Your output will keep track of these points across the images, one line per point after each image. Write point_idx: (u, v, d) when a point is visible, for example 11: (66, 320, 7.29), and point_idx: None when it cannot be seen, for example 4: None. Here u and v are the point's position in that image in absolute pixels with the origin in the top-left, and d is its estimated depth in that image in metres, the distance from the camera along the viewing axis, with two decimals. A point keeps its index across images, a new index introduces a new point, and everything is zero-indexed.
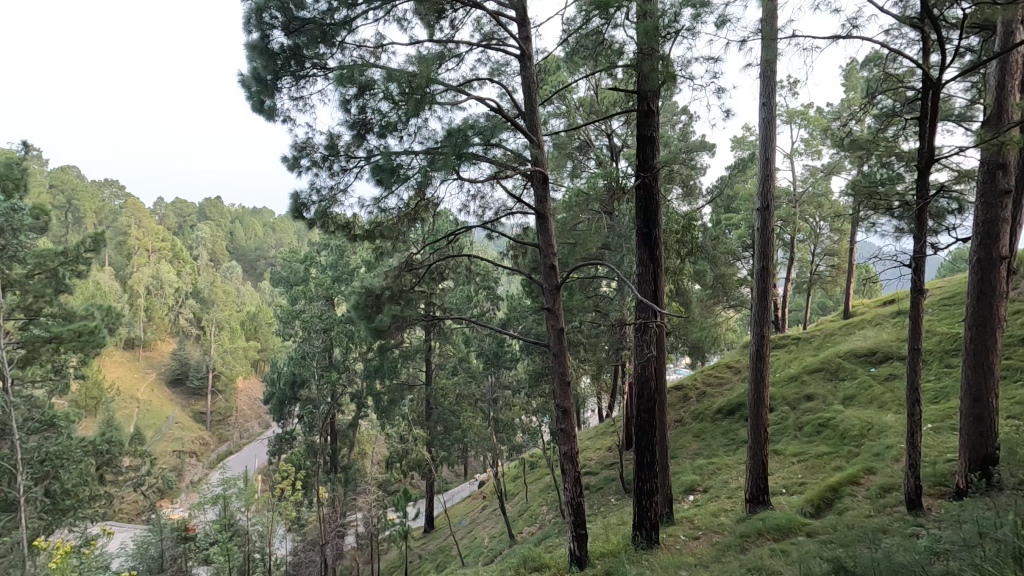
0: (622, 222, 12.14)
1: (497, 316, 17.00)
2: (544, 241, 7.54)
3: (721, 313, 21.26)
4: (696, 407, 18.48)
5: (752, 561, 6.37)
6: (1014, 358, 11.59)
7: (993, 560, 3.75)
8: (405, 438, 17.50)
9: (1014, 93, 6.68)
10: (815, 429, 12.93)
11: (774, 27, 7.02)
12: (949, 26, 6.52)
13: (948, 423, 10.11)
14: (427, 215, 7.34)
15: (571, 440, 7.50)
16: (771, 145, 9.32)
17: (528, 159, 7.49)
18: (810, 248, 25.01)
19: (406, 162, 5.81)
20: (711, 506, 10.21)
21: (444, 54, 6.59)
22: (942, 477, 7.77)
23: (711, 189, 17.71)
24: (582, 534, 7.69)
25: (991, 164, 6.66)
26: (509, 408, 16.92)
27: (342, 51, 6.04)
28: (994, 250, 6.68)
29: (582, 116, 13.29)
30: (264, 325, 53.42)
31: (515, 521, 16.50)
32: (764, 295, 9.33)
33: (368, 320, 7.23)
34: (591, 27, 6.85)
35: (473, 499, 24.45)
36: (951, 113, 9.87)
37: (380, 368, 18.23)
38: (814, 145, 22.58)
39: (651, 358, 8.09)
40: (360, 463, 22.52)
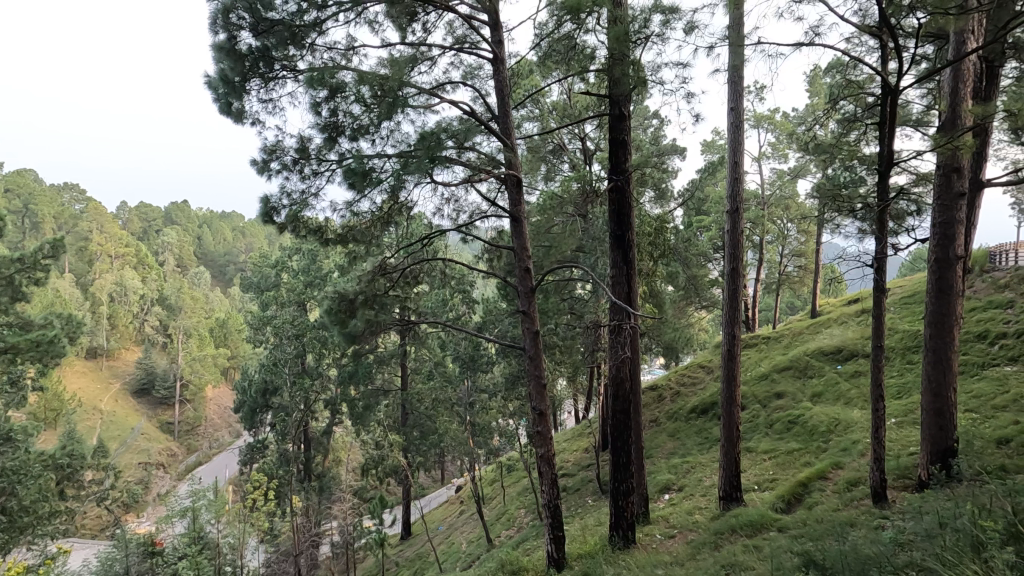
0: (596, 224, 12.24)
1: (473, 319, 16.97)
2: (519, 244, 7.55)
3: (694, 313, 21.63)
4: (670, 407, 18.75)
5: (727, 557, 6.48)
6: (971, 353, 12.07)
7: (953, 550, 3.90)
8: (381, 443, 17.29)
9: (967, 99, 6.96)
10: (785, 426, 13.25)
11: (741, 35, 7.20)
12: (905, 35, 6.76)
13: (911, 418, 10.45)
14: (400, 219, 7.29)
15: (548, 442, 7.49)
16: (739, 148, 9.54)
17: (501, 162, 7.50)
18: (778, 249, 25.65)
19: (379, 165, 5.74)
20: (686, 504, 10.36)
21: (416, 57, 6.57)
22: (905, 470, 8.04)
23: (683, 192, 18.05)
24: (560, 536, 7.71)
25: (947, 168, 6.92)
26: (486, 411, 16.84)
27: (313, 53, 5.96)
28: (950, 250, 6.95)
29: (556, 120, 13.45)
30: (234, 332, 52.26)
31: (492, 525, 16.46)
32: (735, 296, 9.51)
33: (341, 326, 7.10)
34: (562, 32, 6.93)
35: (451, 504, 24.35)
36: (909, 119, 10.26)
37: (355, 373, 18.03)
38: (781, 149, 23.22)
39: (626, 359, 8.16)
40: (335, 470, 22.22)
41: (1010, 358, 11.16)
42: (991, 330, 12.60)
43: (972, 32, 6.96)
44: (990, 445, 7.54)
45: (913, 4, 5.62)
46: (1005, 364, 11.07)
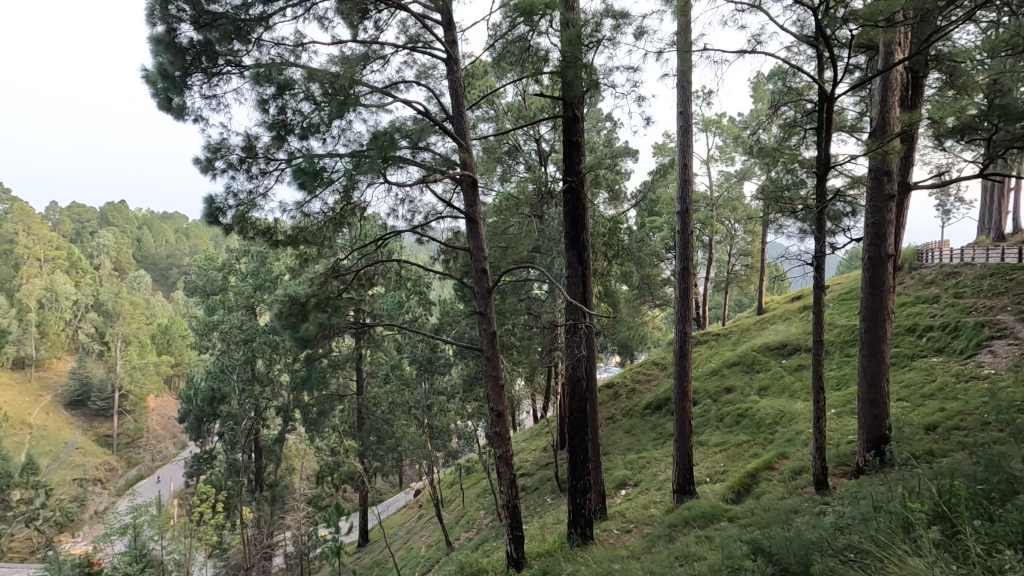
0: (552, 225, 12.35)
1: (429, 321, 16.80)
2: (475, 245, 7.52)
3: (647, 312, 22.17)
4: (626, 404, 19.14)
5: (680, 548, 6.65)
6: (902, 346, 12.84)
7: (885, 532, 4.14)
8: (336, 450, 16.83)
9: (895, 107, 7.39)
10: (734, 419, 13.74)
11: (688, 41, 7.42)
12: (840, 45, 7.11)
13: (849, 408, 11.02)
14: (353, 220, 7.13)
15: (506, 442, 7.48)
16: (688, 151, 9.82)
17: (456, 163, 7.45)
18: (727, 249, 26.58)
19: (330, 165, 5.59)
20: (642, 499, 10.58)
21: (369, 55, 6.44)
22: (844, 458, 8.47)
23: (636, 194, 18.46)
24: (519, 536, 7.72)
25: (878, 172, 7.34)
26: (444, 414, 16.67)
27: (259, 49, 5.76)
28: (882, 249, 7.38)
29: (511, 121, 13.48)
30: (178, 338, 49.94)
31: (452, 527, 16.35)
32: (686, 294, 9.80)
33: (292, 330, 6.87)
34: (516, 33, 6.95)
35: (410, 509, 24.05)
36: (844, 124, 10.83)
37: (308, 379, 17.53)
38: (727, 153, 24.09)
39: (582, 358, 8.26)
40: (288, 479, 21.57)
41: (936, 349, 11.93)
42: (919, 323, 13.46)
43: (899, 44, 7.40)
44: (919, 432, 8.05)
45: (847, 16, 5.89)
46: (931, 355, 11.83)
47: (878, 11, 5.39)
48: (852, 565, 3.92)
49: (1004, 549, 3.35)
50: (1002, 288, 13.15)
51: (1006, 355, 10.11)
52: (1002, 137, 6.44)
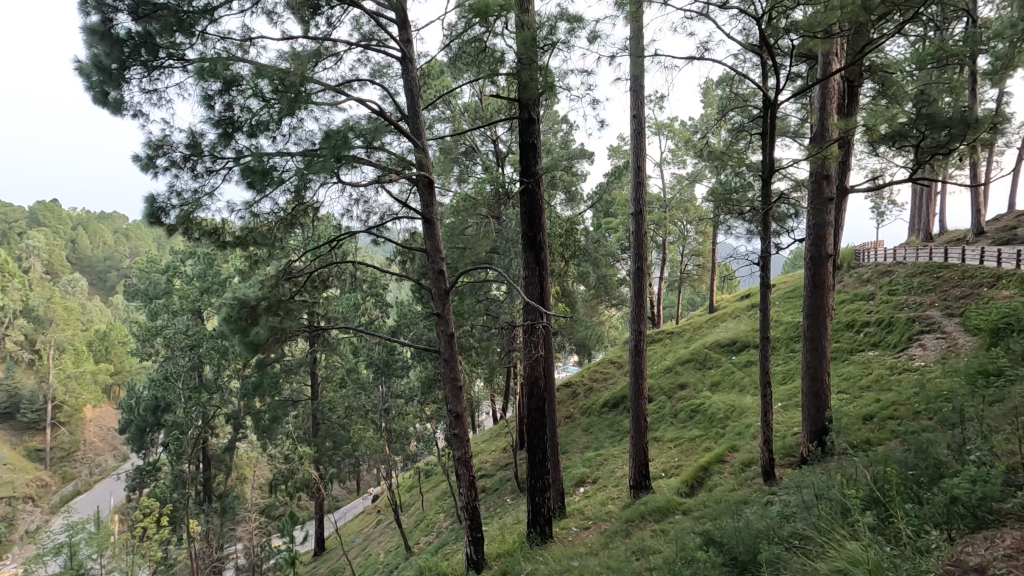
0: (509, 226, 12.39)
1: (386, 323, 16.55)
2: (432, 245, 7.45)
3: (604, 311, 22.56)
4: (584, 402, 19.42)
5: (637, 543, 6.79)
6: (842, 341, 13.53)
7: (826, 517, 4.36)
8: (290, 457, 16.29)
9: (833, 114, 7.79)
10: (688, 414, 14.14)
11: (641, 46, 7.59)
12: (783, 54, 7.40)
13: (794, 401, 11.51)
14: (305, 220, 6.94)
15: (464, 444, 7.44)
16: (642, 154, 10.04)
17: (412, 163, 7.37)
18: (680, 249, 27.37)
19: (280, 164, 5.41)
20: (600, 495, 10.74)
21: (320, 52, 6.29)
22: (790, 449, 8.85)
23: (592, 195, 18.75)
24: (479, 537, 7.70)
25: (818, 175, 7.72)
26: (403, 417, 16.43)
27: (204, 42, 5.53)
28: (823, 249, 7.77)
29: (468, 122, 13.45)
30: (118, 345, 47.38)
31: (411, 532, 16.14)
32: (640, 293, 10.02)
33: (242, 335, 6.58)
34: (472, 34, 6.93)
35: (368, 514, 23.66)
36: (787, 130, 11.34)
37: (260, 385, 16.98)
38: (679, 156, 24.80)
39: (540, 358, 8.29)
40: (239, 489, 20.83)
41: (872, 344, 12.62)
42: (857, 319, 14.22)
43: (836, 54, 7.80)
44: (857, 422, 8.51)
45: (788, 26, 6.15)
46: (868, 349, 12.50)
47: (817, 24, 5.65)
48: (795, 551, 4.10)
49: (930, 530, 3.59)
50: (930, 284, 14.04)
51: (934, 348, 10.79)
52: (929, 144, 6.88)
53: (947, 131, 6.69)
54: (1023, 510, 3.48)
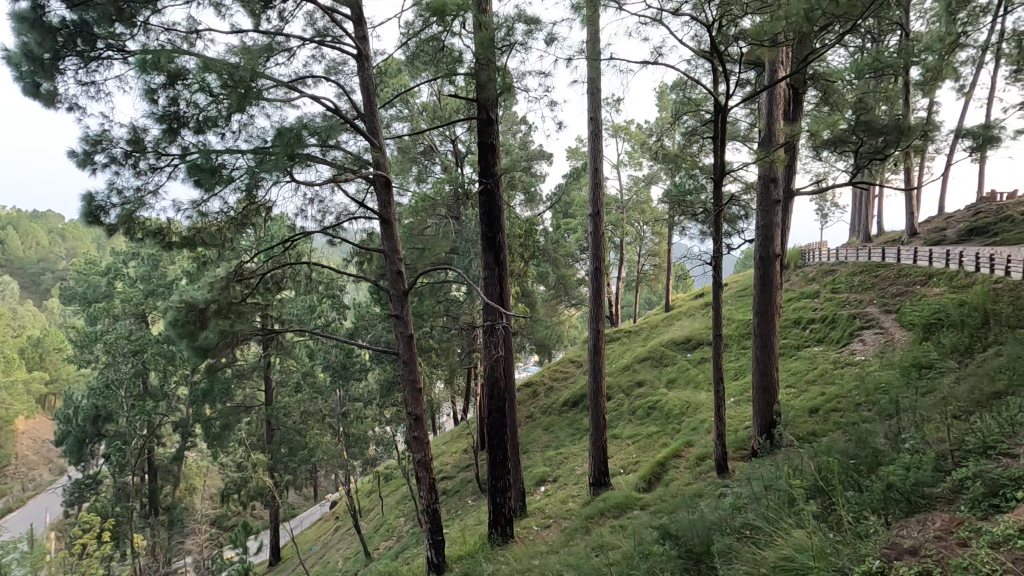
0: (468, 226, 12.36)
1: (344, 325, 16.22)
2: (390, 246, 7.32)
3: (564, 311, 22.78)
4: (544, 402, 19.57)
5: (596, 539, 6.88)
6: (789, 337, 14.10)
7: (774, 507, 4.54)
8: (242, 465, 15.72)
9: (780, 119, 8.11)
10: (645, 411, 14.44)
11: (597, 50, 7.70)
12: (733, 60, 7.64)
13: (745, 396, 11.94)
14: (257, 220, 6.71)
15: (425, 446, 7.35)
16: (599, 155, 10.18)
17: (369, 162, 7.22)
18: (636, 250, 27.95)
19: (230, 162, 5.20)
20: (561, 494, 10.83)
21: (272, 46, 6.09)
22: (741, 442, 9.16)
23: (551, 195, 18.93)
24: (440, 540, 7.61)
25: (766, 178, 8.02)
26: (361, 421, 16.11)
27: (147, 34, 5.27)
28: (771, 248, 8.07)
29: (426, 121, 13.35)
30: (53, 352, 44.66)
31: (370, 537, 15.86)
32: (598, 293, 10.17)
33: (189, 339, 6.30)
34: (429, 33, 6.86)
35: (325, 522, 23.10)
36: (736, 134, 11.75)
37: (210, 391, 16.28)
38: (635, 158, 25.33)
39: (500, 358, 8.28)
40: (188, 500, 19.96)
41: (817, 339, 13.21)
42: (803, 316, 14.87)
43: (782, 62, 8.13)
44: (804, 415, 8.88)
45: (737, 34, 6.37)
46: (814, 345, 13.07)
47: (763, 33, 5.88)
48: (746, 541, 4.25)
49: (869, 516, 3.78)
50: (869, 283, 14.82)
51: (874, 343, 11.37)
52: (867, 150, 7.24)
53: (883, 137, 7.07)
54: (951, 494, 3.71)
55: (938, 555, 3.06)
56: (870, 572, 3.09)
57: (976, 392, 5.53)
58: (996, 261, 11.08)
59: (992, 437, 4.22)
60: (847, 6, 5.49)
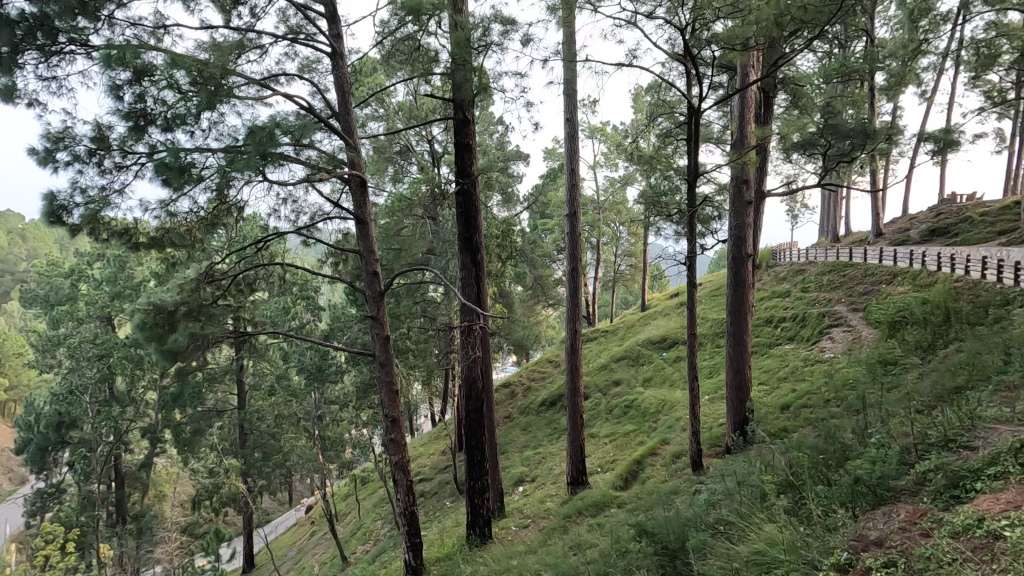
0: (445, 227, 12.30)
1: (319, 327, 15.99)
2: (366, 247, 7.23)
3: (541, 312, 22.88)
4: (522, 402, 19.61)
5: (574, 538, 6.91)
6: (762, 335, 14.38)
7: (747, 503, 4.62)
8: (214, 471, 15.36)
9: (751, 122, 8.26)
10: (622, 410, 14.57)
11: (573, 51, 7.74)
12: (706, 63, 7.75)
13: (719, 394, 12.14)
14: (228, 220, 6.56)
15: (402, 448, 7.27)
16: (575, 156, 10.23)
17: (344, 162, 7.12)
18: (613, 250, 28.22)
19: (199, 161, 5.06)
20: (539, 493, 10.86)
21: (244, 43, 5.96)
22: (716, 439, 9.32)
23: (528, 196, 18.98)
24: (418, 543, 7.55)
25: (738, 180, 8.17)
26: (337, 424, 15.89)
27: (112, 28, 5.10)
28: (743, 248, 8.22)
29: (402, 120, 13.24)
30: (12, 357, 43.02)
31: (347, 542, 15.68)
32: (575, 293, 10.22)
33: (158, 343, 6.12)
34: (405, 32, 6.80)
35: (301, 527, 22.75)
36: (710, 136, 11.94)
37: (180, 396, 15.84)
38: (612, 159, 25.56)
39: (477, 359, 8.25)
40: (158, 508, 19.43)
41: (788, 337, 13.51)
42: (774, 315, 15.19)
43: (753, 65, 8.28)
44: (776, 411, 9.07)
45: (709, 38, 6.46)
46: (785, 342, 13.35)
47: (735, 36, 5.97)
48: (719, 537, 4.33)
49: (837, 509, 3.88)
50: (838, 282, 15.22)
51: (842, 340, 11.68)
52: (835, 152, 7.43)
53: (850, 141, 7.26)
54: (914, 486, 3.83)
55: (902, 545, 3.15)
56: (839, 565, 3.17)
57: (938, 387, 5.73)
58: (955, 260, 11.50)
59: (953, 430, 4.37)
60: (815, 11, 5.61)
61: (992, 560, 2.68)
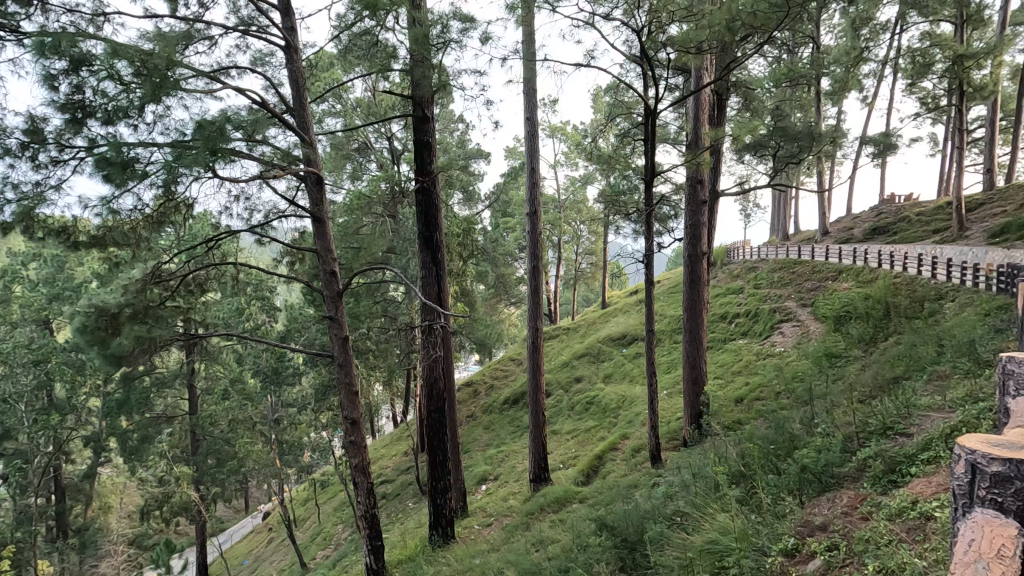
0: (405, 225, 12.15)
1: (275, 328, 15.54)
2: (323, 245, 7.05)
3: (503, 310, 22.90)
4: (485, 400, 19.62)
5: (536, 535, 6.95)
6: (717, 331, 14.82)
7: (702, 494, 4.74)
8: (164, 479, 14.71)
9: (706, 124, 8.49)
10: (583, 406, 14.76)
11: (533, 51, 7.74)
12: (661, 65, 7.88)
13: (677, 388, 12.46)
14: (177, 218, 6.27)
15: (362, 451, 7.12)
16: (536, 155, 10.28)
17: (299, 158, 6.91)
18: (574, 248, 28.57)
19: (144, 156, 4.80)
20: (502, 491, 10.88)
21: (191, 34, 5.71)
22: (674, 433, 9.53)
23: (490, 194, 18.99)
24: (379, 546, 7.40)
25: (694, 179, 8.37)
26: (295, 427, 15.49)
27: (46, 14, 4.80)
28: (698, 246, 8.43)
29: (360, 117, 13.00)
30: None
31: (306, 548, 15.32)
32: (537, 291, 10.27)
33: (100, 347, 5.80)
34: (362, 27, 6.67)
35: (258, 534, 22.09)
36: (667, 137, 12.21)
37: (125, 402, 15.05)
38: (572, 158, 25.82)
39: (439, 358, 8.15)
40: (102, 520, 18.47)
41: (742, 332, 13.96)
42: (729, 311, 15.68)
43: (707, 68, 8.49)
44: (731, 405, 9.34)
45: (665, 41, 6.59)
46: (739, 338, 13.78)
47: (689, 41, 6.09)
48: (676, 528, 4.43)
49: (786, 497, 4.03)
50: (788, 279, 15.83)
51: (792, 335, 12.15)
52: (784, 154, 7.70)
53: (798, 143, 7.54)
54: (856, 472, 4.03)
55: (844, 529, 3.31)
56: (786, 550, 3.30)
57: (878, 377, 6.03)
58: (894, 258, 12.13)
59: (891, 419, 4.61)
60: (766, 19, 5.79)
61: (923, 539, 2.84)
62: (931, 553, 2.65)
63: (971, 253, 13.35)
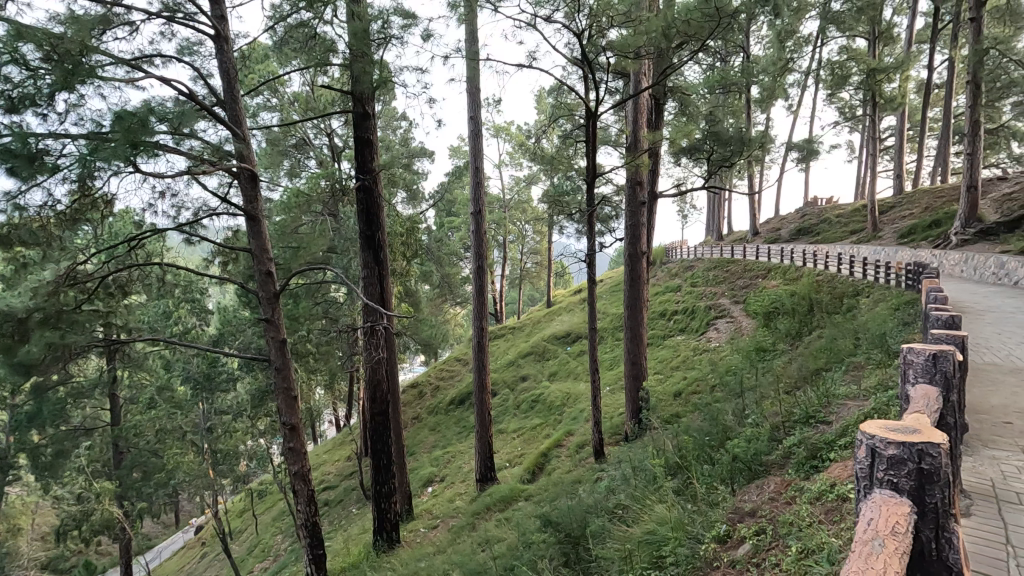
0: (347, 224, 11.84)
1: (206, 332, 14.75)
2: (258, 245, 6.72)
3: (448, 310, 22.73)
4: (431, 401, 19.43)
5: (482, 534, 6.93)
6: (657, 328, 15.30)
7: (641, 486, 4.88)
8: (83, 496, 13.72)
9: (644, 127, 8.71)
10: (529, 404, 14.88)
11: (476, 49, 7.70)
12: (602, 68, 8.02)
13: (619, 385, 12.79)
14: (95, 214, 5.80)
15: (301, 457, 6.80)
16: (479, 154, 10.24)
17: (231, 154, 6.58)
18: (519, 248, 28.77)
19: (55, 148, 4.42)
20: (448, 492, 10.81)
21: (108, 17, 5.32)
22: (616, 428, 9.78)
23: (434, 193, 18.81)
24: (321, 554, 7.13)
25: (634, 180, 8.59)
26: (230, 435, 14.76)
27: None
28: (638, 246, 8.67)
29: (298, 112, 12.55)
30: None
31: (242, 561, 14.66)
32: (481, 291, 10.25)
33: (5, 356, 5.28)
34: (298, 19, 6.44)
35: (189, 550, 20.96)
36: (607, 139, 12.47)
37: (36, 416, 13.42)
38: (516, 159, 25.98)
39: (382, 360, 7.95)
40: (11, 544, 16.98)
41: (679, 329, 14.48)
42: (668, 308, 16.24)
43: (645, 73, 8.74)
44: (669, 399, 9.68)
45: (605, 45, 6.71)
46: (677, 334, 14.30)
47: (628, 46, 6.23)
48: (616, 520, 4.55)
49: (720, 486, 4.20)
50: (722, 277, 16.56)
51: (725, 331, 12.72)
52: (717, 157, 8.01)
53: (729, 147, 7.86)
54: (781, 459, 4.26)
55: (770, 514, 3.49)
56: (719, 537, 3.45)
57: (803, 369, 6.38)
58: (817, 257, 12.91)
59: (813, 407, 4.90)
60: (700, 27, 6.01)
61: (840, 520, 3.04)
62: (846, 533, 2.84)
63: (884, 252, 14.42)
